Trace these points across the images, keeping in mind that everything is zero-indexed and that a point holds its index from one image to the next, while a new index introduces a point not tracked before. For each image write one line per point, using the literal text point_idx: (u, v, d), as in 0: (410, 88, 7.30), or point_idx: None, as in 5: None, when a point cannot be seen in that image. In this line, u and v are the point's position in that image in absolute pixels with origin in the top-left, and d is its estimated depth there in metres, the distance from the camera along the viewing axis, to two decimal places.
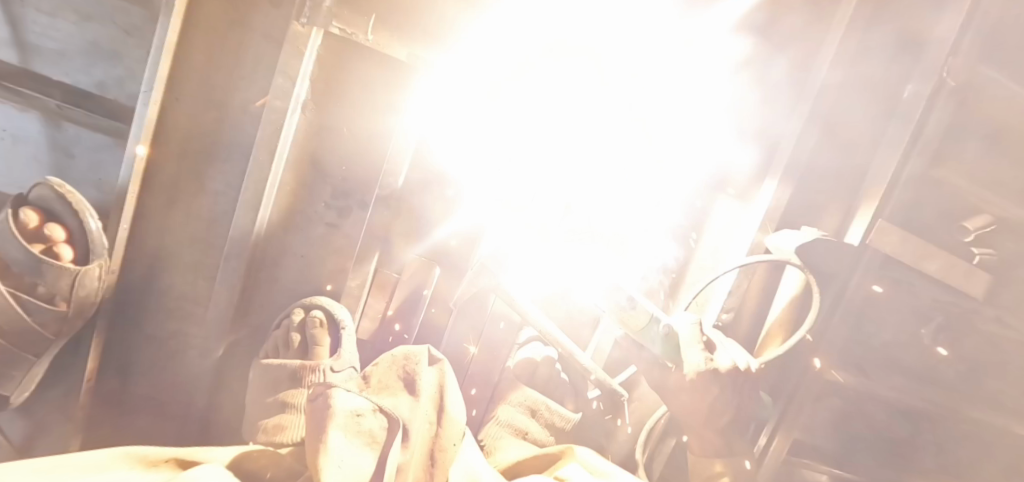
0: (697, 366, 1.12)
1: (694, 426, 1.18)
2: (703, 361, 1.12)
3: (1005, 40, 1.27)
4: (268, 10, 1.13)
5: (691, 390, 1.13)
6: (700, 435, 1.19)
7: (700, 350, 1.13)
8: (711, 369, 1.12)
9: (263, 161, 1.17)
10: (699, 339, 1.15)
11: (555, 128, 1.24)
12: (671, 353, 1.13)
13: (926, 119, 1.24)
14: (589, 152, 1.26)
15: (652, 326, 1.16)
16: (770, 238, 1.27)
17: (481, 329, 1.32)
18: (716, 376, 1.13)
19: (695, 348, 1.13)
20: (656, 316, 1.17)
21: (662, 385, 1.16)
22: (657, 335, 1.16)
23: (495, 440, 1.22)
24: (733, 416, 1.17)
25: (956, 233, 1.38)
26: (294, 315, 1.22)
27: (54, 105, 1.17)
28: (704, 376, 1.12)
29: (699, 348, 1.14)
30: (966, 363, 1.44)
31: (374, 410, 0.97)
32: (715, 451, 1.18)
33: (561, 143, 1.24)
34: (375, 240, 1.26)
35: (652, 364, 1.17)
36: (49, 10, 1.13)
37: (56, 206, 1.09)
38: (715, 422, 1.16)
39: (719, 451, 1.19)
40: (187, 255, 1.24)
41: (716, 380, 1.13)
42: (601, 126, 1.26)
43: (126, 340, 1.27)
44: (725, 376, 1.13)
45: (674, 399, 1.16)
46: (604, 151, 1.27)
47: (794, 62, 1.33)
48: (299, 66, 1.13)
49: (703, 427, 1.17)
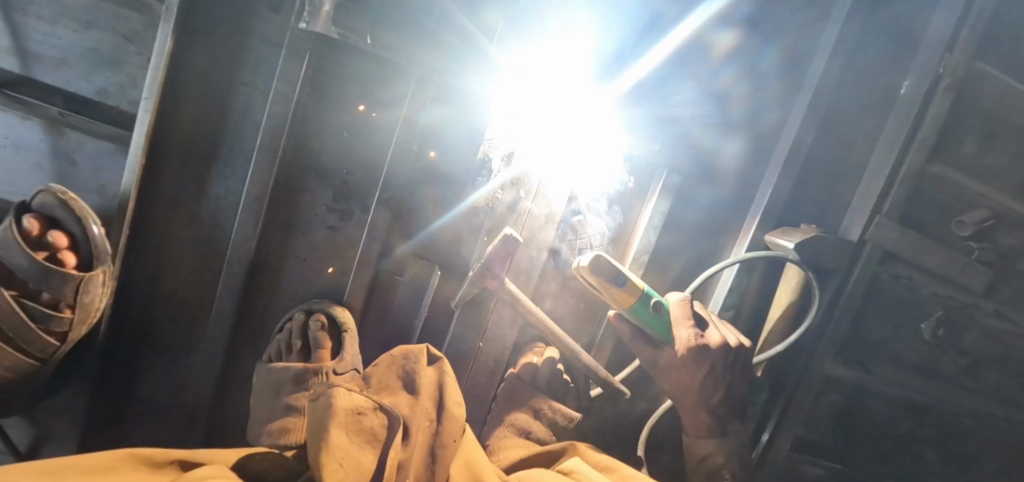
0: (685, 339, 1.14)
1: (687, 408, 1.20)
2: (692, 335, 1.15)
3: (1001, 35, 1.29)
4: (267, 15, 1.14)
5: (681, 369, 1.16)
6: (694, 418, 1.21)
7: (689, 326, 1.16)
8: (701, 347, 1.14)
9: (264, 165, 1.18)
10: (687, 315, 1.17)
11: (550, 118, 1.23)
12: (663, 335, 1.14)
13: (923, 116, 1.26)
14: (581, 145, 1.26)
15: (645, 302, 1.12)
16: (768, 234, 1.30)
17: (483, 327, 1.28)
18: (706, 354, 1.15)
19: (684, 328, 1.16)
20: (647, 291, 1.12)
21: (654, 364, 1.18)
22: (648, 313, 1.12)
23: (499, 440, 1.23)
24: (724, 396, 1.19)
25: (954, 228, 1.35)
26: (295, 318, 1.23)
27: (57, 113, 1.18)
28: (694, 352, 1.14)
29: (687, 322, 1.16)
30: (967, 358, 1.47)
31: (375, 410, 0.97)
32: (709, 432, 1.20)
33: (556, 136, 1.24)
34: (375, 244, 1.25)
35: (646, 350, 1.18)
36: (50, 18, 1.13)
37: (59, 213, 1.10)
38: (707, 401, 1.18)
39: (711, 430, 1.19)
40: (190, 259, 1.25)
41: (706, 358, 1.15)
42: (586, 119, 1.25)
43: (129, 345, 1.27)
44: (714, 354, 1.15)
45: (664, 376, 1.19)
46: (591, 144, 1.26)
47: (782, 55, 1.30)
48: (299, 70, 1.14)
49: (696, 408, 1.19)
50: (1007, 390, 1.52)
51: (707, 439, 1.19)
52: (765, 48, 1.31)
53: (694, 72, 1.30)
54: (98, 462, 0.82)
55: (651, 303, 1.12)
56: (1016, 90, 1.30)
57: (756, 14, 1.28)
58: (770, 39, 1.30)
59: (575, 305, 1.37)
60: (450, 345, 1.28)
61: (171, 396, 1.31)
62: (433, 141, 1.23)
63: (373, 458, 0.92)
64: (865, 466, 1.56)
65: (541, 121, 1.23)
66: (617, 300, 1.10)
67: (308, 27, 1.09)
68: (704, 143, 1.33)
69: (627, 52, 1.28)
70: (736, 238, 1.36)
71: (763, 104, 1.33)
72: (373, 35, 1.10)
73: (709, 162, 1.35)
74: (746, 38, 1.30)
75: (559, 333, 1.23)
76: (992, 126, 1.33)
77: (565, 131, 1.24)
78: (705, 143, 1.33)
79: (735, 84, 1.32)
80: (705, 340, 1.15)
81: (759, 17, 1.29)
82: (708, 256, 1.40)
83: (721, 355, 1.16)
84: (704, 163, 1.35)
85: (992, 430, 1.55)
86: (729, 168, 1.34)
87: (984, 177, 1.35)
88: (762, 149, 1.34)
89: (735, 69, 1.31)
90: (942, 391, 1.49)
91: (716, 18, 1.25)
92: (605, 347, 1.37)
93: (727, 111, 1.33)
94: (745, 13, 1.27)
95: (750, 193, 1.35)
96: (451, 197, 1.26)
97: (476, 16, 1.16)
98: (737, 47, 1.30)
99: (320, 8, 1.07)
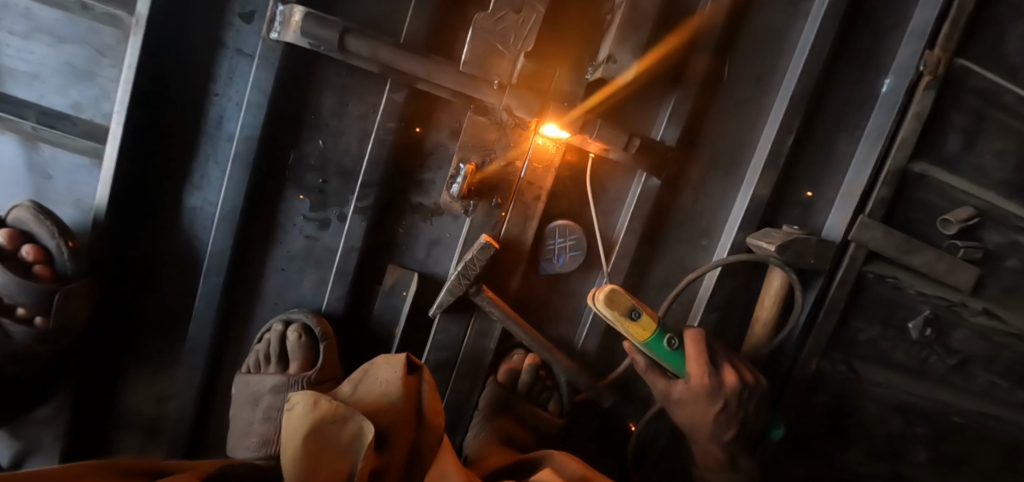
0: (700, 376, 1.14)
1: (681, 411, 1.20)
2: (707, 372, 1.14)
3: (983, 31, 1.27)
4: (239, 25, 1.14)
5: (696, 403, 1.17)
6: (700, 442, 1.22)
7: (704, 362, 1.14)
8: (713, 383, 1.14)
9: (239, 177, 1.16)
10: (703, 352, 1.15)
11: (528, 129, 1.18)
12: (677, 368, 1.17)
13: (904, 113, 1.26)
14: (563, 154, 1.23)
15: (658, 337, 1.14)
16: (749, 237, 1.28)
17: (465, 331, 1.27)
18: (714, 385, 1.15)
19: (698, 365, 1.14)
20: (661, 327, 1.14)
21: (667, 396, 1.19)
22: (662, 347, 1.15)
23: (479, 448, 1.22)
24: (738, 432, 1.19)
25: (938, 226, 1.35)
26: (274, 329, 1.23)
27: (30, 127, 1.17)
28: (705, 387, 1.15)
29: (702, 359, 1.14)
30: (957, 357, 1.46)
31: (348, 418, 0.95)
32: (718, 464, 1.21)
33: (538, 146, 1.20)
34: (354, 253, 1.23)
35: (658, 381, 1.19)
36: (23, 33, 1.13)
37: (32, 227, 1.11)
38: (719, 436, 1.19)
39: (721, 465, 1.21)
40: (168, 270, 1.25)
41: (719, 393, 1.15)
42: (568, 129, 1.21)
43: (111, 357, 1.27)
44: (727, 391, 1.15)
45: (679, 409, 1.19)
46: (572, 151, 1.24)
47: (764, 59, 1.30)
48: (271, 80, 1.12)
49: (686, 410, 1.19)
50: (997, 387, 1.51)
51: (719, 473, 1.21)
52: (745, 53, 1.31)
53: (678, 75, 1.28)
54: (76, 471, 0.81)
55: (665, 338, 1.15)
56: (997, 87, 1.30)
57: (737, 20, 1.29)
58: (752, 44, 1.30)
59: (556, 309, 1.36)
60: (431, 354, 1.27)
61: (153, 407, 1.31)
62: (406, 146, 1.21)
63: (346, 465, 0.91)
64: (858, 468, 1.54)
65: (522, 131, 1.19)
66: (632, 334, 1.13)
67: (278, 37, 1.08)
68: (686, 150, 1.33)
69: None
70: (717, 241, 1.33)
71: (744, 109, 1.31)
72: (342, 44, 1.06)
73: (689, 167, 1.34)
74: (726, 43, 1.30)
75: (538, 339, 1.23)
76: (976, 123, 1.32)
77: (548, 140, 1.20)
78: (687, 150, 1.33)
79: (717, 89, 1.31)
80: (719, 377, 1.15)
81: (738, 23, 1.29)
82: (692, 257, 1.37)
83: (736, 392, 1.15)
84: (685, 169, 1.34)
85: (985, 429, 1.54)
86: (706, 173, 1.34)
87: (969, 175, 1.34)
88: (740, 149, 1.32)
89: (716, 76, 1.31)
90: (931, 390, 1.49)
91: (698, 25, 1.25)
92: (588, 353, 1.36)
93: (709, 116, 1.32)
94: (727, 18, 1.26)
95: (727, 195, 1.33)
96: (432, 203, 1.26)
97: (451, 24, 1.16)
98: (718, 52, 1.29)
99: (290, 18, 1.06)
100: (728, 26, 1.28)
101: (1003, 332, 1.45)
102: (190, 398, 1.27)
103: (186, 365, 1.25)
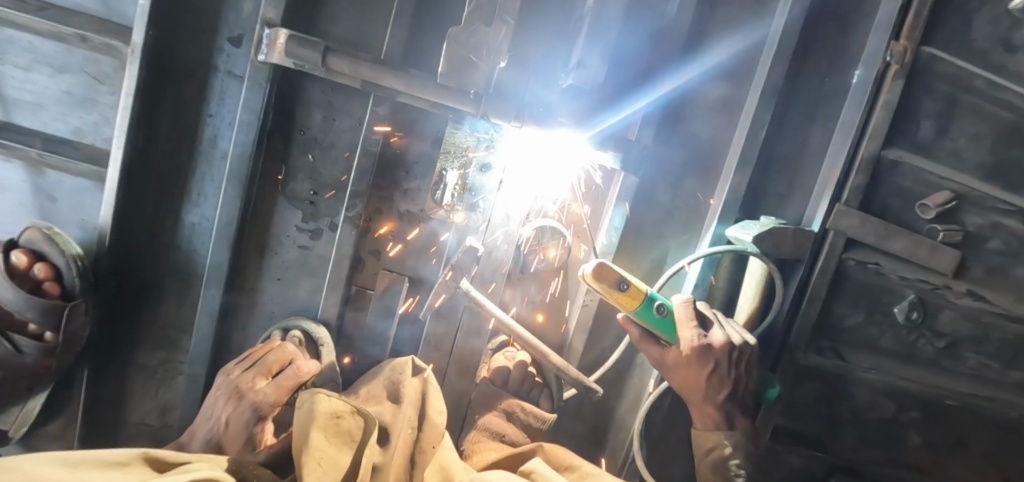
0: (690, 340, 1.18)
1: (683, 390, 1.24)
2: (696, 336, 1.18)
3: (949, 18, 1.30)
4: (228, 49, 1.20)
5: (687, 368, 1.20)
6: (701, 413, 1.25)
7: (692, 327, 1.20)
8: (703, 346, 1.18)
9: (233, 192, 1.22)
10: (691, 316, 1.21)
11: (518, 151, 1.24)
12: (669, 335, 1.20)
13: (875, 102, 1.28)
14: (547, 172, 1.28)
15: (649, 305, 1.18)
16: (729, 230, 1.32)
17: (456, 331, 1.32)
18: (710, 353, 1.19)
19: (688, 328, 1.19)
20: (652, 295, 1.18)
21: (661, 364, 1.23)
22: (654, 315, 1.19)
23: (470, 444, 1.30)
24: (731, 393, 1.22)
25: (917, 211, 1.38)
26: (272, 337, 1.29)
27: (35, 154, 1.24)
28: (697, 351, 1.19)
29: (691, 323, 1.20)
30: (945, 340, 1.48)
31: (353, 413, 1.03)
32: (716, 426, 1.24)
33: (531, 170, 1.26)
34: (345, 260, 1.28)
35: (652, 349, 1.23)
36: (25, 65, 1.21)
37: (44, 248, 1.18)
38: (713, 398, 1.22)
39: (718, 424, 1.23)
40: (170, 284, 1.31)
41: (709, 356, 1.18)
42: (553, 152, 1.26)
43: (116, 369, 1.33)
44: (717, 352, 1.18)
45: (672, 375, 1.23)
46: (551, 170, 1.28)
47: (733, 56, 1.35)
48: (261, 98, 1.18)
49: (685, 391, 1.24)
50: (989, 369, 1.53)
51: (715, 431, 1.23)
52: (721, 49, 1.34)
53: (646, 80, 1.32)
54: (116, 457, 0.86)
55: (656, 306, 1.19)
56: (969, 72, 1.32)
57: (709, 16, 1.33)
58: (723, 40, 1.34)
59: (547, 308, 1.40)
60: (424, 353, 1.33)
61: (159, 417, 1.37)
62: (392, 158, 1.27)
63: (350, 458, 0.98)
64: (851, 455, 1.57)
65: (519, 155, 1.24)
66: (622, 304, 1.18)
67: (265, 59, 1.14)
68: (667, 149, 1.38)
69: (615, 71, 1.30)
70: (698, 235, 1.39)
71: (721, 102, 1.36)
72: (324, 64, 1.12)
73: (670, 165, 1.39)
74: (699, 40, 1.34)
75: (527, 339, 1.26)
76: (948, 109, 1.35)
77: (536, 165, 1.26)
78: (668, 149, 1.38)
79: (696, 85, 1.36)
80: (709, 340, 1.19)
81: (712, 19, 1.33)
82: (675, 252, 1.43)
83: (725, 352, 1.19)
84: (666, 165, 1.38)
85: (978, 410, 1.56)
86: (682, 169, 1.39)
87: (945, 159, 1.37)
88: (717, 146, 1.37)
89: (695, 75, 1.35)
90: (921, 374, 1.51)
91: (671, 28, 1.29)
92: (575, 349, 1.41)
93: (689, 115, 1.38)
94: (699, 18, 1.32)
95: (708, 190, 1.38)
96: (418, 209, 1.31)
97: (427, 38, 1.22)
98: (692, 50, 1.34)
99: (275, 41, 1.12)
100: (693, 27, 1.33)
101: (992, 313, 1.47)
102: (194, 407, 1.32)
103: (189, 375, 1.31)
